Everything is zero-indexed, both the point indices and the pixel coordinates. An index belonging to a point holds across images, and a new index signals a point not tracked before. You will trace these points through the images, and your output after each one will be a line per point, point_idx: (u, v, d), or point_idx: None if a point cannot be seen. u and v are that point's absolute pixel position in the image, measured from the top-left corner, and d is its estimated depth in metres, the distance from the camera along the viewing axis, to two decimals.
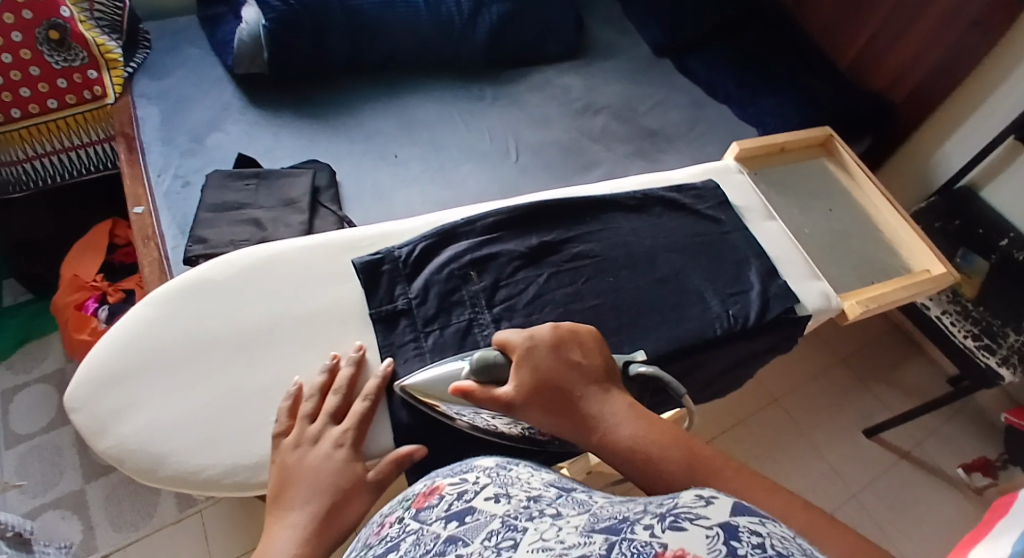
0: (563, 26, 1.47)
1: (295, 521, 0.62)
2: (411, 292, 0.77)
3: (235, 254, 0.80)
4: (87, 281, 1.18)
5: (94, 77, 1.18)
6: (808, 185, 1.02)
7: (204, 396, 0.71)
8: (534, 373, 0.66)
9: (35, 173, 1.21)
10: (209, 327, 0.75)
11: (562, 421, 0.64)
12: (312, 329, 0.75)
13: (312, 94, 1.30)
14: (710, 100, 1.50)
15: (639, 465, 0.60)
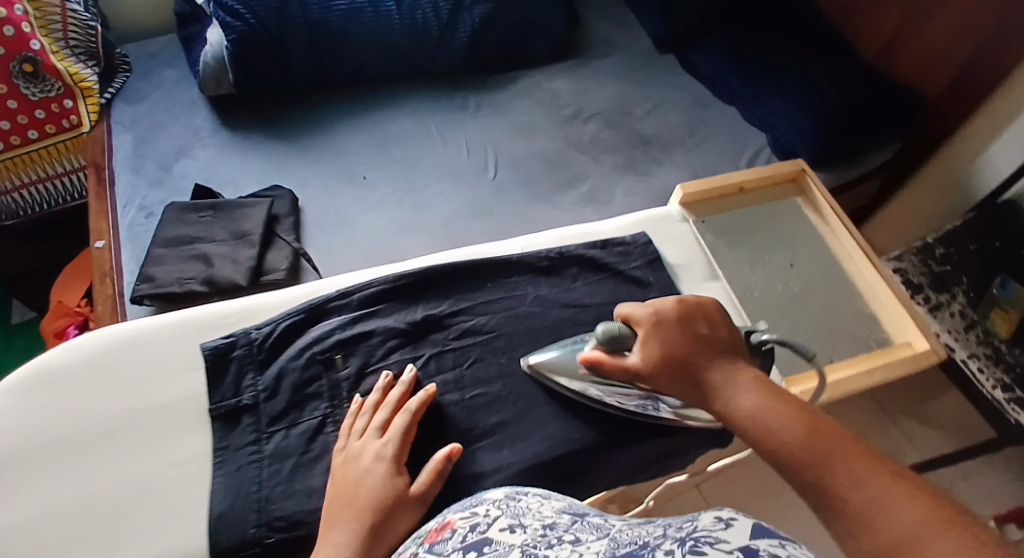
0: (551, 25, 1.38)
1: (342, 541, 0.59)
2: (261, 384, 0.72)
3: (87, 339, 0.74)
4: (70, 307, 1.22)
5: (70, 106, 1.21)
6: (769, 229, 1.05)
7: (31, 501, 0.64)
8: (660, 345, 0.70)
9: (23, 201, 1.25)
10: (51, 423, 0.69)
11: (685, 391, 0.67)
12: (159, 424, 0.69)
13: (281, 113, 1.26)
14: (715, 100, 1.37)
15: (755, 433, 0.61)
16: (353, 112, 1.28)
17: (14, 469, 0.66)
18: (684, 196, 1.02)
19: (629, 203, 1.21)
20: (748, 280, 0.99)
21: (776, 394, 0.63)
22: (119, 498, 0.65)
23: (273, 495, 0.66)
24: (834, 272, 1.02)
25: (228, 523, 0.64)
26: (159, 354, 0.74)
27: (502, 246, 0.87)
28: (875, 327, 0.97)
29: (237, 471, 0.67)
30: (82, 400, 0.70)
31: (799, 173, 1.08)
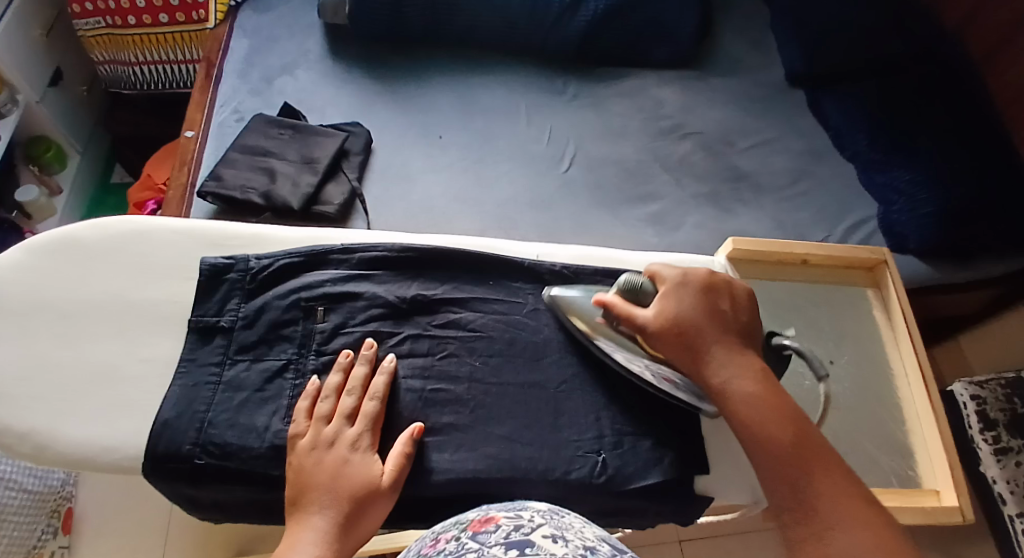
0: (677, 26, 1.28)
1: (319, 525, 0.56)
2: (243, 311, 0.69)
3: (110, 218, 0.74)
4: (156, 183, 1.35)
5: (202, 1, 1.29)
6: (830, 312, 0.84)
7: (8, 356, 0.66)
8: (670, 310, 0.65)
9: (144, 77, 1.38)
10: (56, 287, 0.69)
11: (690, 361, 0.63)
12: (144, 320, 0.68)
13: (387, 57, 1.29)
14: (833, 153, 1.17)
15: (747, 423, 0.59)
16: (453, 71, 1.29)
17: (3, 321, 0.67)
18: (735, 249, 0.82)
19: (696, 236, 1.09)
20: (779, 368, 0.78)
21: (778, 392, 0.61)
22: (83, 381, 0.65)
23: (216, 420, 0.63)
24: (878, 386, 0.81)
25: (170, 433, 0.62)
26: (166, 254, 0.72)
27: (516, 247, 0.80)
28: (902, 463, 0.77)
29: (193, 386, 0.65)
30: (84, 274, 0.70)
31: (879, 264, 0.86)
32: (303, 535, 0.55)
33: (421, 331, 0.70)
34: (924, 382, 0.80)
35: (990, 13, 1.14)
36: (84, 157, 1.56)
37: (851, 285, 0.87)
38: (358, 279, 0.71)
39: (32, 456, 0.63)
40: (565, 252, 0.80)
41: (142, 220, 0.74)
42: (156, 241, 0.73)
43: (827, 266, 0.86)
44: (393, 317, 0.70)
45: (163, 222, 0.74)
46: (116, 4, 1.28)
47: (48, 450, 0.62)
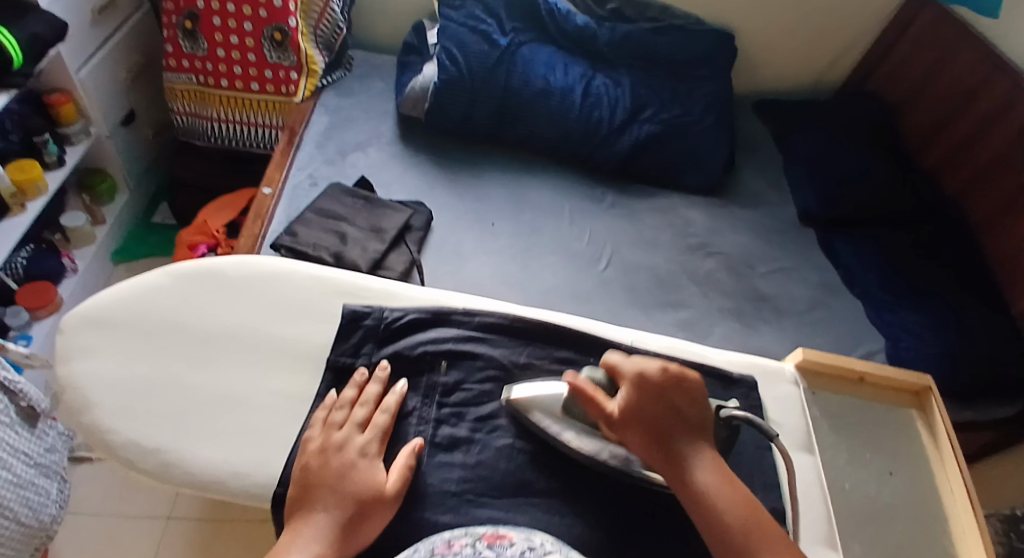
0: (708, 160, 1.45)
1: (320, 523, 0.61)
2: (375, 356, 0.76)
3: (257, 260, 0.84)
4: (211, 229, 1.42)
5: (293, 78, 1.43)
6: (879, 428, 0.87)
7: (153, 370, 0.73)
8: (631, 407, 0.70)
9: (217, 133, 1.51)
10: (192, 318, 0.77)
11: (653, 456, 0.68)
12: (279, 354, 0.76)
13: (449, 150, 1.43)
14: (844, 289, 1.31)
15: (706, 515, 0.65)
16: (507, 168, 1.43)
17: (142, 341, 0.75)
18: (804, 357, 0.89)
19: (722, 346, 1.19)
20: (844, 475, 0.82)
21: (731, 483, 0.67)
22: (219, 403, 0.72)
23: None
24: (927, 503, 0.82)
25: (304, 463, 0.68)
26: (298, 298, 0.81)
27: (608, 330, 0.89)
28: None
29: None
30: (224, 305, 0.79)
31: (924, 389, 0.89)
32: (304, 531, 0.60)
33: None
34: (971, 507, 0.80)
35: (988, 188, 1.31)
36: (131, 196, 1.61)
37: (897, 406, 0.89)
38: (478, 340, 0.79)
39: (151, 471, 0.68)
40: (652, 339, 0.88)
41: (284, 263, 0.84)
42: (294, 284, 0.82)
43: (882, 386, 0.90)
44: (506, 379, 0.78)
45: (301, 268, 0.84)
46: (213, 67, 1.43)
47: (174, 467, 0.67)
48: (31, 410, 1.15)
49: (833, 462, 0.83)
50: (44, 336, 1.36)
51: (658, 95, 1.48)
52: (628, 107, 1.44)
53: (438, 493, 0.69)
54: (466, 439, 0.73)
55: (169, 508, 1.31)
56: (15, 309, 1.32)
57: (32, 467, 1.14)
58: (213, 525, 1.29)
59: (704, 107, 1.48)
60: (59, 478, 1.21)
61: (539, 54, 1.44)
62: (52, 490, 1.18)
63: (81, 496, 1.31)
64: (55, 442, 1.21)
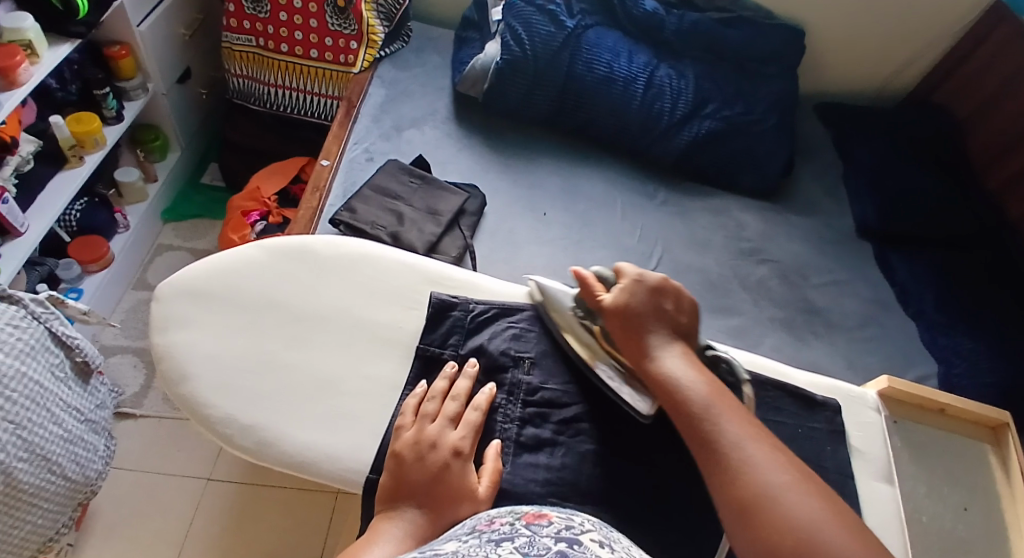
0: (766, 162, 1.42)
1: (411, 517, 0.64)
2: (462, 347, 0.82)
3: (345, 241, 0.90)
4: (262, 197, 1.42)
5: (353, 47, 1.41)
6: (954, 461, 0.92)
7: (248, 346, 0.79)
8: (622, 298, 0.78)
9: (273, 99, 1.51)
10: (282, 295, 0.84)
11: (629, 338, 0.75)
12: (371, 338, 0.82)
13: (505, 132, 1.41)
14: (897, 307, 1.31)
15: (668, 384, 0.71)
16: (561, 156, 1.41)
17: (236, 316, 0.81)
18: (888, 385, 0.92)
19: (772, 356, 1.19)
20: (922, 507, 0.87)
21: (702, 369, 0.72)
22: (314, 383, 0.78)
23: None
24: (996, 535, 0.87)
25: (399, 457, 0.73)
26: (384, 283, 0.87)
27: None
28: None
29: None
30: (313, 284, 0.85)
31: (1001, 424, 0.95)
32: (395, 524, 0.63)
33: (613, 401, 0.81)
34: None
35: None
36: (182, 154, 1.63)
37: (970, 439, 0.94)
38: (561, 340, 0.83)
39: (247, 450, 0.74)
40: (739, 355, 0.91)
41: (370, 247, 0.90)
42: (380, 269, 0.88)
43: (958, 418, 0.95)
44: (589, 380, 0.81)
45: (388, 253, 0.90)
46: (274, 31, 1.41)
47: (268, 447, 0.74)
48: (84, 367, 1.18)
49: (912, 492, 0.88)
50: (96, 290, 1.40)
51: (720, 91, 1.45)
52: (690, 100, 1.41)
53: (525, 493, 0.72)
54: (548, 439, 0.77)
55: (210, 469, 1.34)
56: (67, 262, 1.35)
57: (82, 422, 1.16)
58: (252, 488, 1.32)
59: (767, 108, 1.45)
60: (106, 435, 1.23)
61: (605, 40, 1.41)
62: (100, 446, 1.20)
63: (124, 451, 1.34)
64: (103, 399, 1.24)
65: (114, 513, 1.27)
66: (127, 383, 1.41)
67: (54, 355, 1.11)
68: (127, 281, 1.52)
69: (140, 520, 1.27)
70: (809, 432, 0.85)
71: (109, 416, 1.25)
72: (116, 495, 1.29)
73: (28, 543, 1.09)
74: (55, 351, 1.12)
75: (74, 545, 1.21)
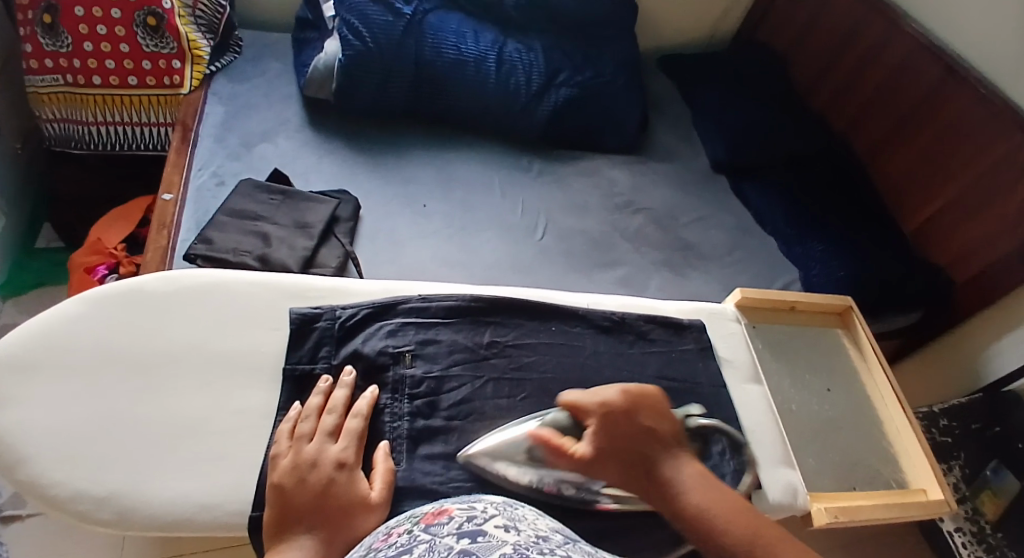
0: (627, 117, 1.43)
1: (304, 544, 0.59)
2: (334, 357, 0.76)
3: (179, 274, 0.81)
4: (106, 247, 1.28)
5: (177, 67, 1.30)
6: (814, 353, 0.99)
7: (92, 412, 0.70)
8: (603, 437, 0.66)
9: (96, 139, 1.35)
10: (120, 347, 0.74)
11: (636, 482, 0.64)
12: (232, 370, 0.75)
13: (367, 130, 1.35)
14: (756, 227, 1.36)
15: (700, 528, 0.61)
16: (427, 145, 1.36)
17: (69, 380, 0.71)
18: (742, 296, 0.96)
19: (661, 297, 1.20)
20: (791, 398, 0.93)
21: (725, 492, 0.63)
22: (176, 431, 0.70)
23: None
24: (862, 408, 0.96)
25: None
26: (234, 307, 0.79)
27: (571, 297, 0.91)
28: (891, 469, 0.92)
29: None
30: (155, 326, 0.76)
31: (846, 309, 1.02)
32: (287, 554, 0.58)
33: (501, 375, 0.79)
34: (897, 402, 0.95)
35: (879, 115, 1.38)
36: (7, 219, 1.44)
37: (822, 328, 1.02)
38: (437, 326, 0.80)
39: (111, 522, 0.66)
40: (614, 300, 0.92)
41: (210, 272, 0.82)
42: (227, 294, 0.80)
43: (810, 313, 1.02)
44: (473, 362, 0.79)
45: (232, 275, 0.82)
46: (81, 63, 1.27)
47: (135, 511, 0.66)
48: None
49: (783, 390, 0.93)
50: None
51: (570, 59, 1.44)
52: (543, 71, 1.39)
53: (428, 485, 0.70)
54: (440, 428, 0.74)
55: (117, 551, 1.19)
56: None
57: None
58: None
59: (617, 65, 1.47)
60: None
61: (448, 21, 1.37)
62: None
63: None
64: None
65: None
66: None
67: None
68: None
69: None
70: (685, 355, 0.88)
71: None
72: None
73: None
74: None
75: None
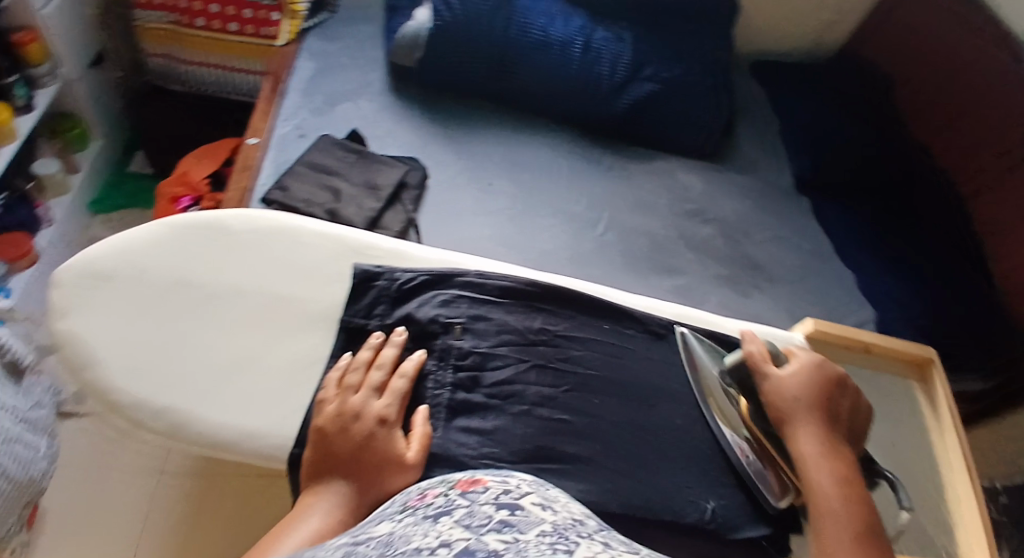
0: (708, 123, 1.42)
1: (337, 490, 0.64)
2: (388, 317, 0.80)
3: (258, 215, 0.86)
4: (191, 181, 1.36)
5: (274, 19, 1.39)
6: (884, 399, 0.97)
7: (162, 329, 0.76)
8: (802, 378, 0.79)
9: (193, 77, 1.49)
10: (195, 274, 0.80)
11: (804, 420, 0.76)
12: (292, 313, 0.80)
13: (446, 104, 1.38)
14: (835, 258, 1.32)
15: (812, 471, 0.72)
16: (502, 125, 1.38)
17: (146, 297, 0.78)
18: (816, 328, 0.96)
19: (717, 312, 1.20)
20: None
21: (855, 481, 0.72)
22: (234, 361, 0.76)
23: None
24: (925, 467, 0.93)
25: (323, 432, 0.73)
26: (302, 255, 0.84)
27: (627, 298, 0.92)
28: (943, 537, 0.88)
29: None
30: (228, 261, 0.82)
31: (926, 361, 1.00)
32: (321, 498, 0.64)
33: (546, 363, 0.81)
34: (964, 470, 0.92)
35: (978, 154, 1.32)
36: (104, 142, 1.55)
37: (896, 375, 1.00)
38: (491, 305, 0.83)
39: (165, 431, 0.72)
40: (673, 310, 0.92)
41: (286, 218, 0.87)
42: (297, 241, 0.85)
43: (886, 357, 1.00)
44: (522, 347, 0.81)
45: (305, 224, 0.87)
46: (188, 5, 1.36)
47: (189, 427, 0.72)
48: (14, 364, 1.12)
49: None
50: (24, 288, 1.33)
51: (659, 53, 1.43)
52: (628, 63, 1.39)
53: (461, 458, 0.72)
54: (478, 403, 0.76)
55: (162, 463, 1.30)
56: None
57: (18, 421, 1.10)
58: (206, 480, 1.29)
59: (706, 68, 1.45)
60: (47, 434, 1.18)
61: (539, 4, 1.39)
62: (42, 445, 1.15)
63: (69, 452, 1.30)
64: (40, 397, 1.18)
65: (58, 516, 1.23)
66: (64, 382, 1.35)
67: None
68: None
69: (87, 521, 1.23)
70: None
71: (49, 415, 1.20)
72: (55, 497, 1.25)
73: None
74: None
75: (23, 549, 1.17)
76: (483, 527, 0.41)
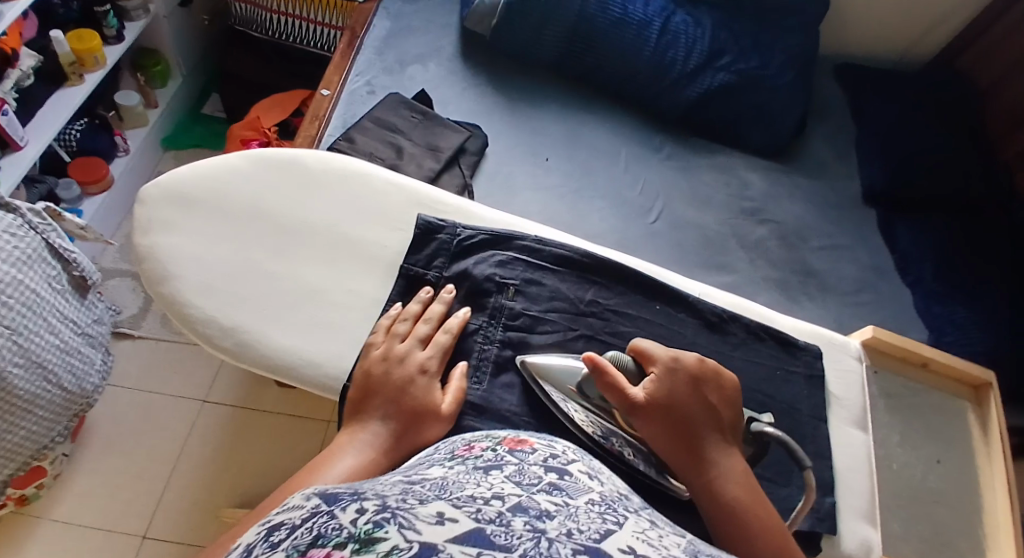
0: (778, 120, 1.39)
1: (376, 428, 0.64)
2: (446, 270, 0.82)
3: (334, 158, 0.89)
4: (262, 127, 1.40)
5: None
6: (935, 418, 0.93)
7: (235, 253, 0.80)
8: (660, 390, 0.69)
9: (275, 26, 1.52)
10: (270, 206, 0.83)
11: (682, 448, 0.66)
12: (357, 254, 0.82)
13: (513, 76, 1.39)
14: (896, 274, 1.30)
15: (720, 513, 0.63)
16: (566, 102, 1.39)
17: (223, 222, 0.81)
18: (873, 335, 0.92)
19: None
20: (894, 455, 0.89)
21: (759, 498, 0.64)
22: (298, 292, 0.79)
23: None
24: (967, 492, 0.89)
25: None
26: (371, 200, 0.86)
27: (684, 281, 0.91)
28: None
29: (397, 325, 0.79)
30: (302, 197, 0.85)
31: (984, 384, 0.95)
32: (360, 434, 0.64)
33: (594, 333, 0.82)
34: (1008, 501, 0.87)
35: None
36: (183, 81, 1.61)
37: (950, 396, 0.95)
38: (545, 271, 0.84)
39: (231, 351, 0.75)
40: (727, 298, 0.90)
41: (360, 164, 0.89)
42: (368, 187, 0.87)
43: (942, 375, 0.96)
44: (572, 314, 0.82)
45: (378, 171, 0.89)
46: None
47: (248, 348, 0.75)
48: (81, 282, 1.18)
49: (886, 441, 0.90)
50: (95, 211, 1.40)
51: (737, 42, 1.41)
52: (704, 49, 1.37)
53: (502, 411, 0.74)
54: (523, 362, 0.78)
55: (206, 392, 1.37)
56: (67, 182, 1.35)
57: (79, 335, 1.17)
58: (245, 413, 1.35)
59: (784, 62, 1.42)
60: (102, 350, 1.24)
61: None
62: (96, 360, 1.21)
63: (123, 368, 1.38)
64: (100, 315, 1.24)
65: (107, 428, 1.31)
66: (125, 304, 1.43)
67: (52, 267, 1.10)
68: (125, 208, 1.51)
69: (132, 436, 1.31)
70: (792, 376, 0.85)
71: (106, 332, 1.26)
72: (105, 410, 1.33)
73: (21, 450, 1.10)
74: (53, 263, 1.11)
75: (65, 459, 1.24)
76: (536, 486, 0.43)
